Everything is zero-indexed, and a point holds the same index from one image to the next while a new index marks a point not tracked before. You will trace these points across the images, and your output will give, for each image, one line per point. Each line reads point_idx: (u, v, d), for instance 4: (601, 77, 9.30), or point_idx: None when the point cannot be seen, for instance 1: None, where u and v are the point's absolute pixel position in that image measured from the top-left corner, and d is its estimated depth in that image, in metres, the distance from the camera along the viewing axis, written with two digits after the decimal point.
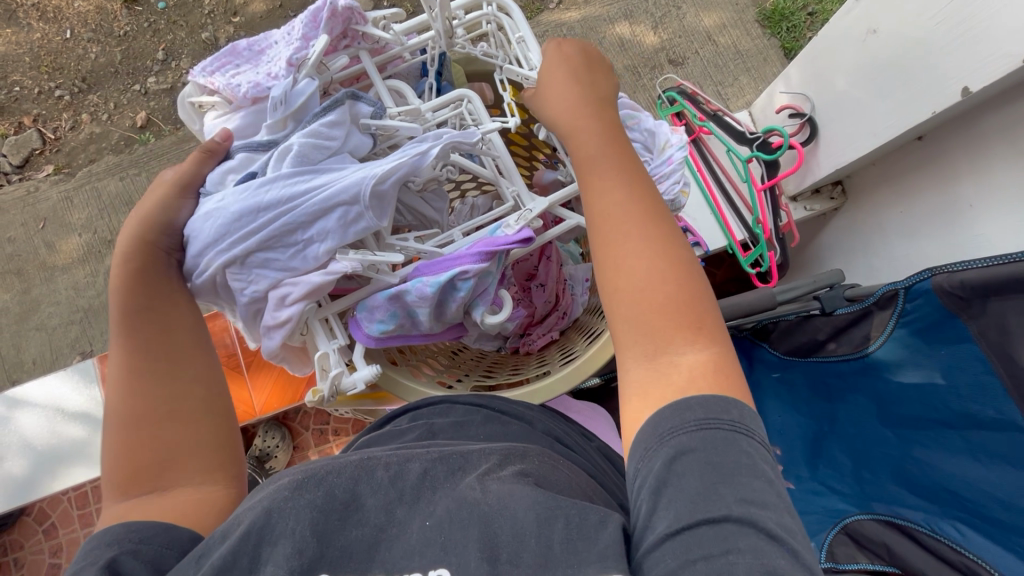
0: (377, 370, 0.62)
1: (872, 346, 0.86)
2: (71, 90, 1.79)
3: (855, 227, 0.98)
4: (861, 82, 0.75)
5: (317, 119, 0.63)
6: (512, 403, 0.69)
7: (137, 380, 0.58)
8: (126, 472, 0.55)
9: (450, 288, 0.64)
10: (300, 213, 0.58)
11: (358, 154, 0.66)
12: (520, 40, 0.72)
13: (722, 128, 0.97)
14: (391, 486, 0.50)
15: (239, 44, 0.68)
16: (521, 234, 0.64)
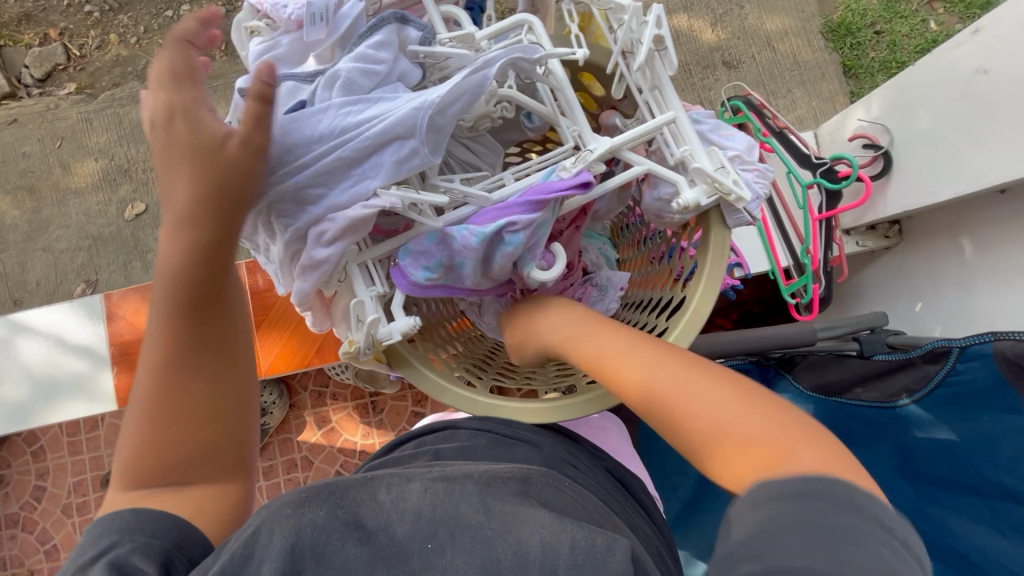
0: (415, 323, 0.55)
1: (906, 399, 0.82)
2: (101, 7, 1.72)
3: (906, 271, 0.93)
4: (957, 124, 0.69)
5: (362, 41, 0.53)
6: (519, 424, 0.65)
7: (178, 367, 0.51)
8: (149, 462, 0.51)
9: (494, 243, 0.53)
10: (357, 141, 0.50)
11: (408, 84, 0.55)
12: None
13: (787, 147, 0.91)
14: (397, 505, 0.47)
15: None
16: (580, 179, 0.50)
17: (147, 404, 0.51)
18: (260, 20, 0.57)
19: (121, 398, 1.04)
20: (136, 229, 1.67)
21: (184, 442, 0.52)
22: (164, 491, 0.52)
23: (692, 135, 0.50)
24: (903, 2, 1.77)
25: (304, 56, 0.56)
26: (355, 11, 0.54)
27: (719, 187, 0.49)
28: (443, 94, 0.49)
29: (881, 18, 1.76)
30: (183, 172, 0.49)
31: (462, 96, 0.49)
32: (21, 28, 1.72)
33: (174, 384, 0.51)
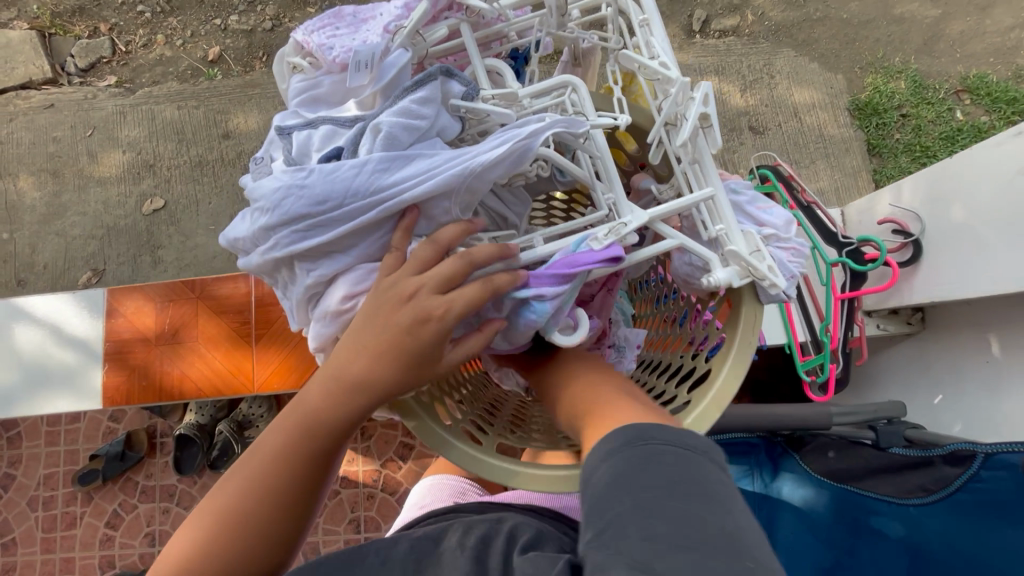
0: None
1: (919, 499, 0.79)
2: (153, 9, 1.77)
3: (925, 362, 0.91)
4: (993, 223, 0.67)
5: (404, 93, 0.45)
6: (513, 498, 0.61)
7: (271, 488, 0.48)
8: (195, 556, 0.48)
9: (519, 307, 0.49)
10: (394, 203, 0.44)
11: (446, 139, 0.47)
12: (643, 26, 0.48)
13: (813, 223, 0.90)
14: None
15: (346, 8, 0.51)
16: (611, 253, 0.46)
17: (232, 497, 0.48)
18: (304, 56, 0.52)
19: (108, 398, 1.01)
20: (151, 224, 1.67)
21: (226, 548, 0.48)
22: None
23: (729, 211, 0.47)
24: (932, 90, 1.80)
25: (345, 100, 0.51)
26: (400, 60, 0.46)
27: (753, 272, 0.46)
28: (487, 160, 0.43)
29: (909, 102, 1.79)
30: (377, 323, 0.45)
31: (506, 160, 0.43)
32: (72, 19, 1.77)
33: (264, 497, 0.48)
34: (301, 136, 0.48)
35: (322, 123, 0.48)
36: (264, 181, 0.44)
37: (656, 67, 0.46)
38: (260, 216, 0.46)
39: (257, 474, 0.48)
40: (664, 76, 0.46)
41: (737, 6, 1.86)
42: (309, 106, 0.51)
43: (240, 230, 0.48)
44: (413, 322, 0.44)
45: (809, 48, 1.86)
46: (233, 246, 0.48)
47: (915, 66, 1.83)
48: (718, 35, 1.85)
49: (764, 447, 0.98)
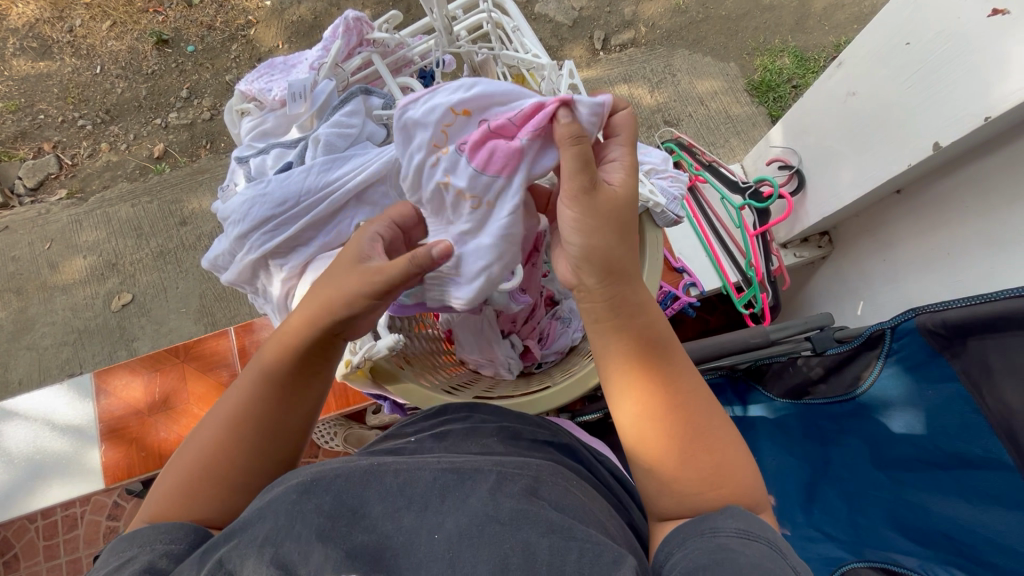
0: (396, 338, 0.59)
1: (863, 385, 0.89)
2: (93, 120, 1.88)
3: (842, 275, 1.03)
4: (843, 137, 0.81)
5: (335, 111, 0.57)
6: (505, 414, 0.69)
7: (266, 403, 0.58)
8: (197, 475, 0.56)
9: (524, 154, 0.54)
10: (339, 194, 0.55)
11: (374, 141, 0.59)
12: (516, 32, 0.63)
13: (717, 178, 1.04)
14: (399, 496, 0.51)
15: (276, 58, 0.62)
16: None
17: (228, 425, 0.57)
18: (250, 102, 0.63)
19: (110, 476, 1.04)
20: (122, 319, 1.71)
21: (218, 495, 0.55)
22: (190, 503, 0.55)
23: None
24: (813, 60, 2.04)
25: (290, 128, 0.61)
26: (327, 87, 0.58)
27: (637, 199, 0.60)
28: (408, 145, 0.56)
29: (796, 74, 2.02)
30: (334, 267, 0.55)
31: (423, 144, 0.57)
32: (16, 144, 1.85)
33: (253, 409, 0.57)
34: (258, 161, 0.59)
35: (274, 149, 0.59)
36: (233, 197, 0.56)
37: (529, 59, 0.60)
38: (235, 228, 0.57)
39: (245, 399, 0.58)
40: (537, 64, 0.60)
41: (629, 22, 2.08)
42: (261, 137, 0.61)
43: (219, 247, 0.59)
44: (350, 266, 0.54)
45: (700, 45, 2.08)
46: (214, 261, 0.59)
47: (793, 43, 2.07)
48: (619, 48, 2.06)
49: (728, 383, 1.15)
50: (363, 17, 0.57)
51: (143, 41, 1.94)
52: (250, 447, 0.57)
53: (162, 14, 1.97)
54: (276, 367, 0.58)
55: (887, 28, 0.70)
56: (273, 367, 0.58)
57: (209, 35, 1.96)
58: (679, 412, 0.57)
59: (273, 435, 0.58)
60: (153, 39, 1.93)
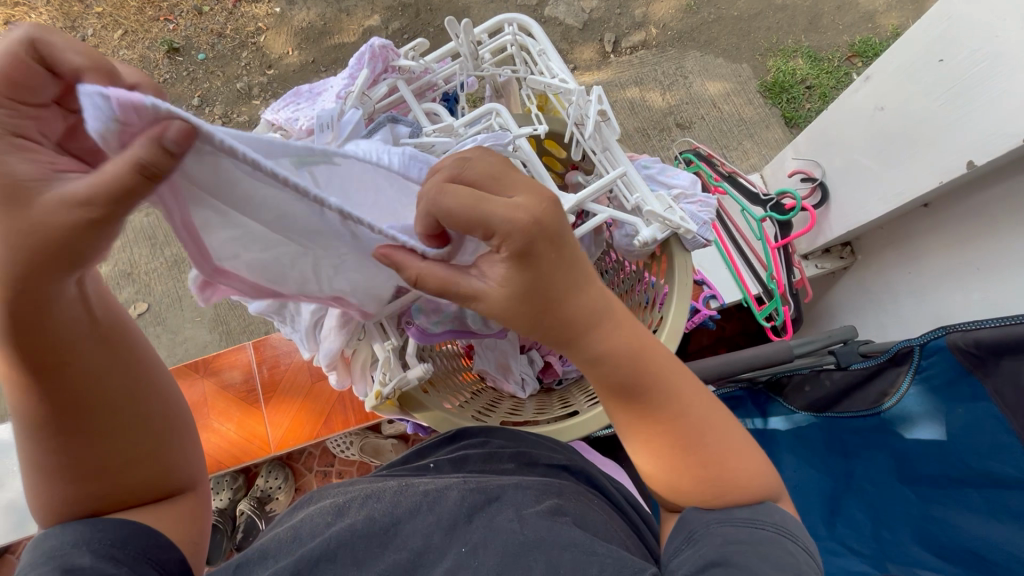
0: (428, 369, 0.56)
1: (887, 402, 0.89)
2: None
3: (864, 287, 1.02)
4: (869, 152, 0.80)
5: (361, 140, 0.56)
6: (532, 437, 0.68)
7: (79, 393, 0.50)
8: (82, 485, 0.51)
9: None
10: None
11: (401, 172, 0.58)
12: (541, 55, 0.62)
13: (737, 189, 1.02)
14: (428, 514, 0.52)
15: (302, 86, 0.63)
16: None
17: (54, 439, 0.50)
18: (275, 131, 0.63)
19: None
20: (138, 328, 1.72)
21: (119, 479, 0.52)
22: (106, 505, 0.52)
23: (642, 184, 0.61)
24: (826, 60, 2.02)
25: None
26: (354, 116, 0.57)
27: (669, 224, 0.60)
28: None
29: (809, 74, 2.00)
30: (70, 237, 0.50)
31: None
32: None
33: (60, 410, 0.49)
34: None
35: None
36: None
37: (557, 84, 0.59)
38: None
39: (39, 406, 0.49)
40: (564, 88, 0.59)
41: (639, 24, 2.07)
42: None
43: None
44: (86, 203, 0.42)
45: (711, 46, 2.06)
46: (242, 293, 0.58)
47: (806, 43, 2.04)
48: (630, 51, 2.05)
49: (748, 396, 1.14)
50: (390, 45, 0.59)
51: (154, 50, 1.95)
52: (89, 434, 0.51)
53: (173, 22, 1.98)
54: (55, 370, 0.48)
55: (919, 43, 0.68)
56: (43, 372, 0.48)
57: (219, 43, 1.97)
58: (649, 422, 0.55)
59: (101, 409, 0.51)
60: (164, 48, 1.94)
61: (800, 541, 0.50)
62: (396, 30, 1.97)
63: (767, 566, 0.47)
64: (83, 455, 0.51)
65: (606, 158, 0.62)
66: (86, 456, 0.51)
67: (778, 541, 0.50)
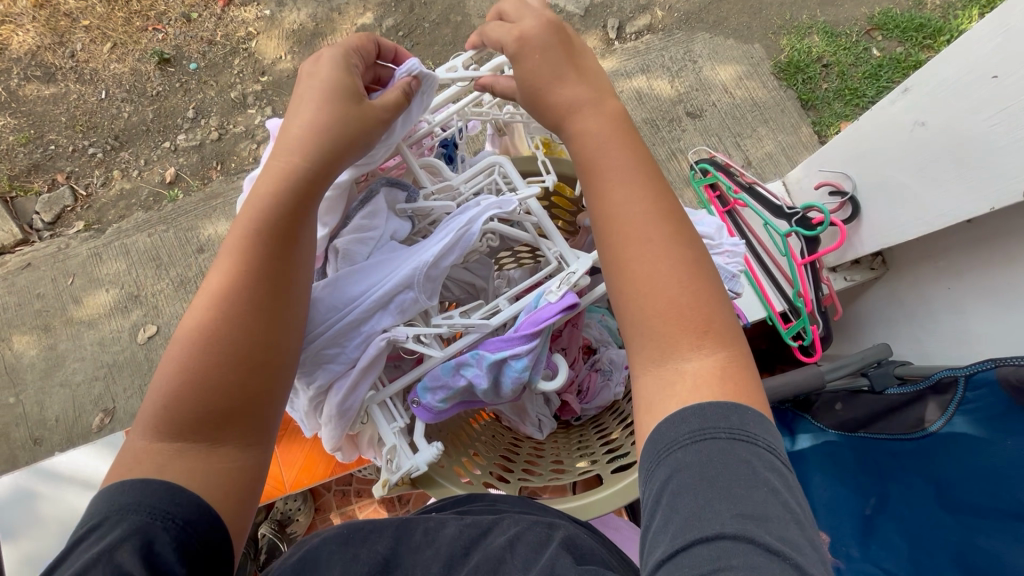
0: (437, 452, 0.55)
1: (927, 429, 0.84)
2: (104, 148, 1.85)
3: (896, 299, 0.96)
4: (906, 168, 0.75)
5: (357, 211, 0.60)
6: (540, 509, 0.63)
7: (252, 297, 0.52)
8: (197, 415, 0.50)
9: (502, 366, 0.56)
10: (367, 303, 0.56)
11: (399, 237, 0.62)
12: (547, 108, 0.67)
13: (758, 201, 0.96)
14: (427, 548, 0.57)
15: None
16: (567, 301, 0.54)
17: (194, 347, 0.51)
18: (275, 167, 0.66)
19: None
20: (149, 350, 1.71)
21: (234, 425, 0.51)
22: (195, 450, 0.49)
23: None
24: (843, 36, 1.90)
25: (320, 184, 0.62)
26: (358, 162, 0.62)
27: None
28: (435, 253, 0.56)
29: (826, 52, 1.89)
30: (290, 114, 0.57)
31: (453, 249, 0.57)
32: (30, 178, 1.84)
33: (226, 317, 0.52)
34: None
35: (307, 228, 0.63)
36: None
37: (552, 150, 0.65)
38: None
39: (214, 307, 0.52)
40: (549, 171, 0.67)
41: (644, 7, 1.96)
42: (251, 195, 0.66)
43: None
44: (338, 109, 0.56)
45: (721, 27, 1.95)
46: None
47: (822, 18, 1.93)
48: (635, 36, 1.94)
49: (775, 416, 1.08)
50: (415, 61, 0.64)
51: (145, 62, 1.90)
52: (235, 357, 0.51)
53: (162, 31, 1.92)
54: (235, 271, 0.52)
55: (966, 57, 0.64)
56: (230, 274, 0.52)
57: (211, 51, 1.91)
58: (687, 287, 0.51)
59: (259, 331, 0.52)
60: (155, 59, 1.89)
61: (756, 440, 0.46)
62: (390, 28, 1.89)
63: (723, 502, 0.42)
64: (212, 374, 0.50)
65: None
66: (214, 376, 0.50)
67: (734, 449, 0.45)
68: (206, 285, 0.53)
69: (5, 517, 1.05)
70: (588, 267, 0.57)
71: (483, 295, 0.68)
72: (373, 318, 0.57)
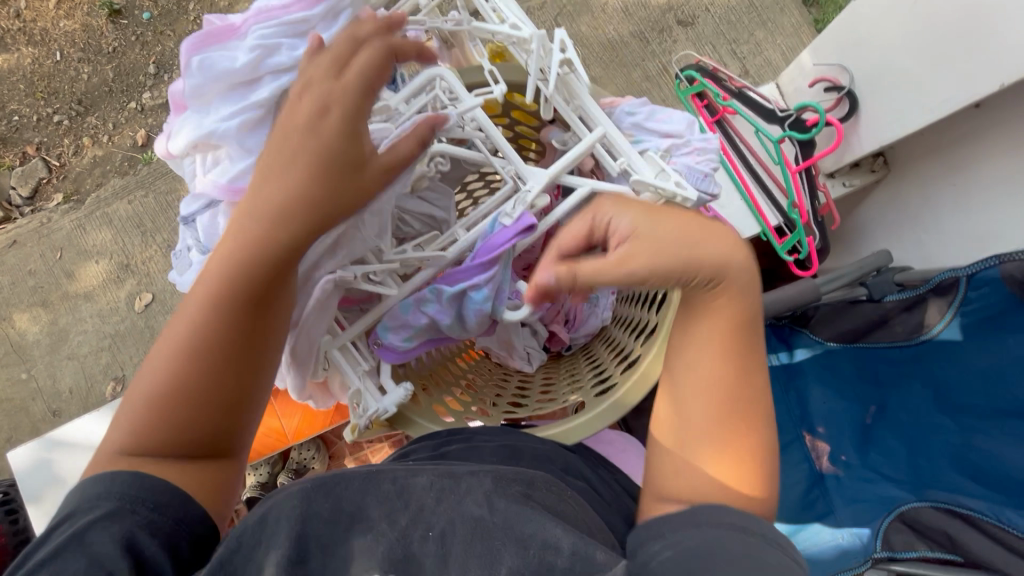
0: (407, 393, 0.57)
1: (925, 335, 0.81)
2: (69, 114, 1.77)
3: (897, 202, 0.90)
4: (909, 50, 0.69)
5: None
6: (523, 438, 0.63)
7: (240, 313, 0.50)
8: (167, 404, 0.50)
9: (463, 298, 0.57)
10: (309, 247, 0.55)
11: None
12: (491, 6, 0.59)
13: (749, 106, 0.89)
14: None
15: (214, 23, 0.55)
16: (523, 223, 0.54)
17: (181, 340, 0.50)
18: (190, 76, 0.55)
19: None
20: (149, 318, 1.71)
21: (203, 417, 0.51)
22: (168, 437, 0.51)
23: (624, 146, 0.59)
24: None
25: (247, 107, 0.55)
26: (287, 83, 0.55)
27: (664, 193, 0.57)
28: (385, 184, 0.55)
29: None
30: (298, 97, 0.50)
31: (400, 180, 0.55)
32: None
33: (211, 323, 0.50)
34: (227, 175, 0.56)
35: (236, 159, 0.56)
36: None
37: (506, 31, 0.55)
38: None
39: (202, 309, 0.50)
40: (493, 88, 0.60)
41: None
42: (168, 132, 0.58)
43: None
44: (311, 120, 0.49)
45: None
46: None
47: None
48: None
49: (771, 331, 1.06)
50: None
51: (95, 15, 1.77)
52: (218, 357, 0.50)
53: None
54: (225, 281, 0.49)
55: None
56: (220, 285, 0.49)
57: None
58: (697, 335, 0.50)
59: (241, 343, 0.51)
60: (105, 11, 1.76)
61: None
62: None
63: None
64: (191, 370, 0.50)
65: (580, 116, 0.61)
66: (192, 371, 0.50)
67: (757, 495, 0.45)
68: (201, 277, 0.50)
69: (28, 486, 1.09)
70: (544, 184, 0.55)
71: (444, 226, 0.65)
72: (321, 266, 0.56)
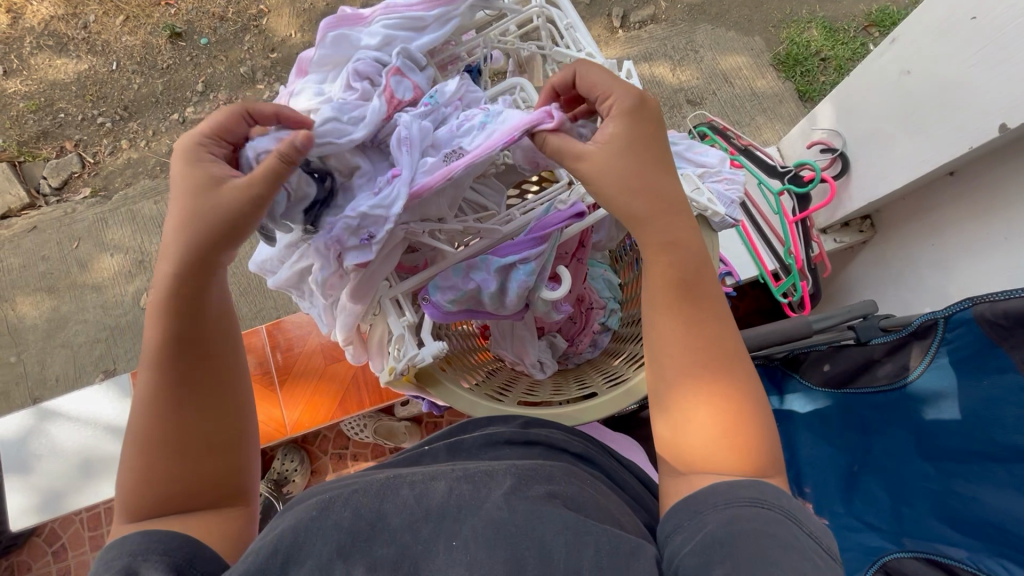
0: (442, 346, 0.63)
1: (910, 376, 0.87)
2: (113, 118, 1.88)
3: (883, 261, 0.99)
4: (895, 118, 0.81)
5: None
6: (541, 421, 0.68)
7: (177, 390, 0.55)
8: (162, 495, 0.53)
9: (510, 270, 0.66)
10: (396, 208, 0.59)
11: None
12: (568, 29, 0.74)
13: (754, 162, 1.00)
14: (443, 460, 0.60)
15: (346, 11, 0.68)
16: (575, 209, 0.65)
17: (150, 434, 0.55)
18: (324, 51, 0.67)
19: None
20: None
21: (198, 493, 0.54)
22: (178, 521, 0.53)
23: None
24: (842, 30, 1.89)
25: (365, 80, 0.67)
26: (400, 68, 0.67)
27: (697, 205, 0.66)
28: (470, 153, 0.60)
29: (824, 45, 1.89)
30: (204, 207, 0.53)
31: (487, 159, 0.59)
32: (38, 144, 1.86)
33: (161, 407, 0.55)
34: None
35: None
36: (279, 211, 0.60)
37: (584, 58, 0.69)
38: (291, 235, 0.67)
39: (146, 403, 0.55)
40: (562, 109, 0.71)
41: None
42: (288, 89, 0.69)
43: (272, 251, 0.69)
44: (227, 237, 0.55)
45: (724, 18, 1.95)
46: (265, 266, 0.69)
47: (821, 13, 1.92)
48: (639, 25, 1.94)
49: (764, 375, 1.12)
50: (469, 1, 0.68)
51: (156, 35, 1.92)
52: (191, 439, 0.55)
53: (174, 6, 1.94)
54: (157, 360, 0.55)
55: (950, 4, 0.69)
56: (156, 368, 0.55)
57: (222, 27, 1.93)
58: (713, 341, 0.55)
59: (200, 427, 0.56)
60: (166, 33, 1.91)
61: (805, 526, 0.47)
62: None
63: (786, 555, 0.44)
64: (174, 462, 0.54)
65: None
66: (176, 464, 0.54)
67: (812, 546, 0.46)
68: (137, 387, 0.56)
69: (10, 453, 1.08)
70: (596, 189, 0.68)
71: None
72: (381, 225, 0.60)
